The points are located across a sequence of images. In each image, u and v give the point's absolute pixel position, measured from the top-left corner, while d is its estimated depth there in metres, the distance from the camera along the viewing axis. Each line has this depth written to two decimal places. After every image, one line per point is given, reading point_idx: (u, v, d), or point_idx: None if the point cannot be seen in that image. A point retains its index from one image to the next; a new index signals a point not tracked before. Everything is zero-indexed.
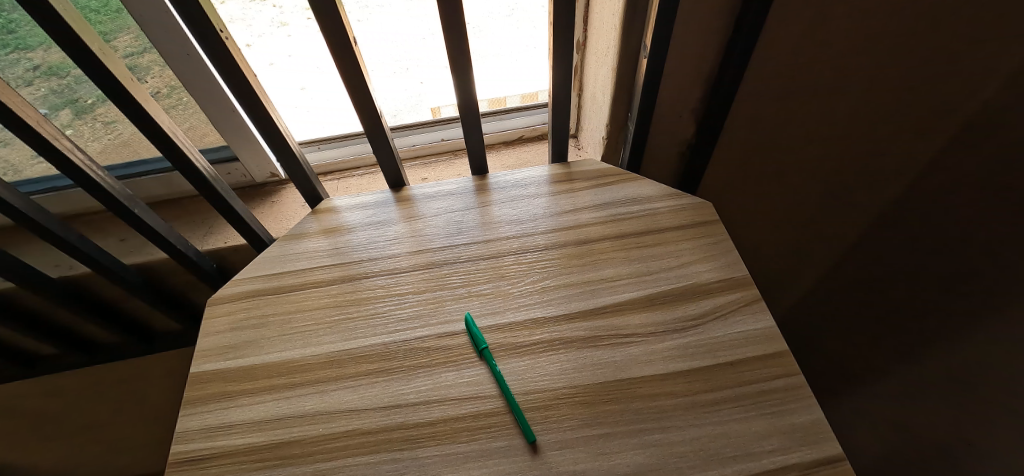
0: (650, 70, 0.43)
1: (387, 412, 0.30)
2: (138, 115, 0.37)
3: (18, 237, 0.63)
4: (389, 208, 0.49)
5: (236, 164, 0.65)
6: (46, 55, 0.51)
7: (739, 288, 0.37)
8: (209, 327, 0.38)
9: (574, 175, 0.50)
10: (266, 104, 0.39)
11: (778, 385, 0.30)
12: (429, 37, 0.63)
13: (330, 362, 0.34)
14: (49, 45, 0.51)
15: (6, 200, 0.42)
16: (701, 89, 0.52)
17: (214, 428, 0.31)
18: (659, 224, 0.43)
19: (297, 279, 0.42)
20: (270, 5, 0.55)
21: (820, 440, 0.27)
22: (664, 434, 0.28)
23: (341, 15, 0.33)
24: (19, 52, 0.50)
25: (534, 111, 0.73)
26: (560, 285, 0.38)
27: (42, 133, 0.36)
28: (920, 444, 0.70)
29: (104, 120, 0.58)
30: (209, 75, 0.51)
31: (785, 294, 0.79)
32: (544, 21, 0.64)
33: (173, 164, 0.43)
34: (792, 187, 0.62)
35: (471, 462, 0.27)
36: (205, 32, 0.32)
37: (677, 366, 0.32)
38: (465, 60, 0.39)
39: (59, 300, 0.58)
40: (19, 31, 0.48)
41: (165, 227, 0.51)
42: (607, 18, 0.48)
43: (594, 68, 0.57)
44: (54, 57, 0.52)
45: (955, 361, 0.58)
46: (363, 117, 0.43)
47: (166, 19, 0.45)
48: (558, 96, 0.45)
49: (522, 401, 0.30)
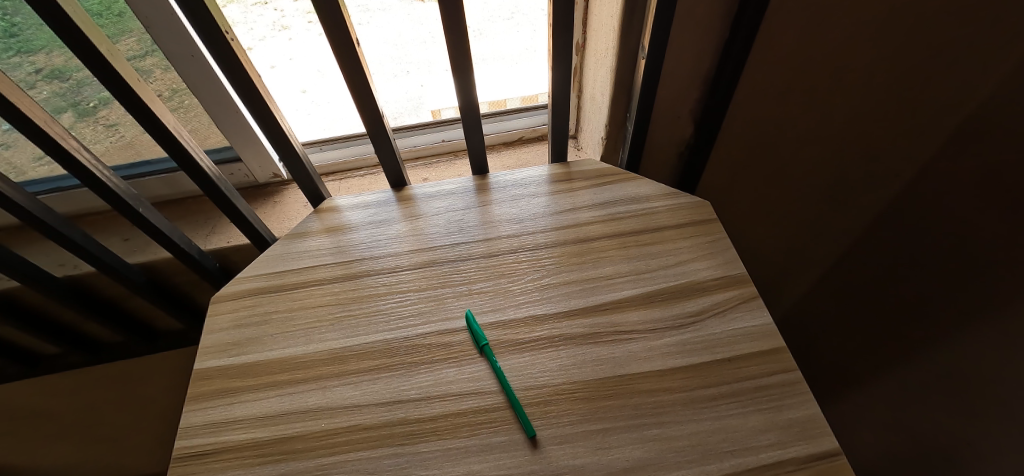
0: (649, 70, 0.43)
1: (389, 408, 0.31)
2: (144, 115, 0.38)
3: (23, 237, 0.63)
4: (391, 207, 0.49)
5: (239, 165, 0.66)
6: (49, 59, 0.52)
7: (737, 285, 0.37)
8: (213, 325, 0.39)
9: (573, 175, 0.51)
10: (270, 104, 0.40)
11: (776, 381, 0.31)
12: (429, 40, 0.64)
13: (333, 358, 0.35)
14: (52, 48, 0.51)
15: (14, 200, 0.42)
16: (700, 89, 0.53)
17: (218, 423, 0.31)
18: (657, 222, 0.44)
19: (300, 277, 0.42)
20: (271, 8, 0.56)
21: (816, 435, 0.28)
22: (662, 429, 0.28)
23: (345, 16, 0.34)
24: (22, 56, 0.50)
25: (533, 112, 0.74)
26: (559, 283, 0.39)
27: (49, 133, 0.37)
28: (918, 445, 0.71)
29: (107, 123, 0.59)
30: (213, 77, 0.52)
31: (784, 294, 0.80)
32: (544, 24, 0.65)
33: (178, 164, 0.44)
34: (790, 187, 0.63)
35: (472, 456, 0.28)
36: (211, 33, 0.32)
37: (675, 361, 0.32)
38: (466, 61, 0.40)
39: (63, 299, 0.58)
40: (22, 34, 0.49)
41: (168, 226, 0.51)
42: (606, 20, 0.49)
43: (593, 69, 0.57)
44: (58, 60, 0.52)
45: (950, 362, 0.59)
46: (366, 117, 0.43)
47: (171, 21, 0.46)
48: (558, 97, 0.46)
49: (522, 396, 0.31)
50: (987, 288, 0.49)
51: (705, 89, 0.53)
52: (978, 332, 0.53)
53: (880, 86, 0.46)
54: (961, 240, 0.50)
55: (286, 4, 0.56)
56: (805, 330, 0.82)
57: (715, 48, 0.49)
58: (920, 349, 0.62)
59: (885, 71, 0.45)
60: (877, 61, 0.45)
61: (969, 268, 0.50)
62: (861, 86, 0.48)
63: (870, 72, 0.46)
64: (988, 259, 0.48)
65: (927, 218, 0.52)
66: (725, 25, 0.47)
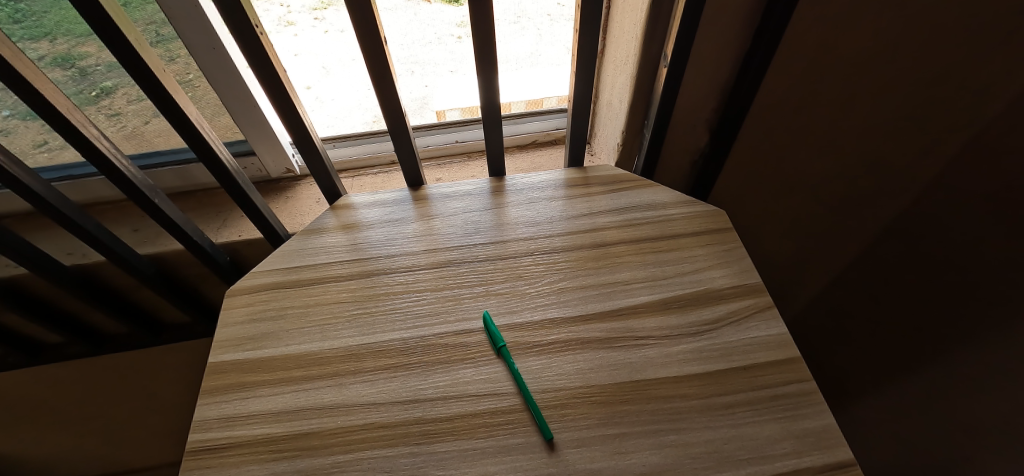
0: (670, 77, 0.44)
1: (405, 407, 0.31)
2: (166, 104, 0.38)
3: (33, 224, 0.63)
4: (406, 206, 0.49)
5: (252, 158, 0.66)
6: (52, 47, 0.51)
7: (751, 295, 0.38)
8: (227, 319, 0.39)
9: (589, 180, 0.51)
10: (294, 100, 0.40)
11: (792, 391, 0.31)
12: (436, 41, 0.64)
13: (349, 355, 0.35)
14: (54, 36, 0.50)
15: (29, 187, 0.42)
16: (715, 98, 0.54)
17: (232, 418, 0.31)
18: (674, 230, 0.44)
19: (316, 273, 0.42)
20: (277, 3, 0.58)
21: (833, 445, 0.28)
22: (678, 435, 0.29)
23: (374, 13, 0.34)
24: (26, 42, 0.50)
25: (549, 116, 0.75)
26: (576, 286, 0.39)
27: (71, 120, 0.36)
28: (923, 456, 0.71)
29: (108, 112, 0.58)
30: (232, 70, 0.52)
31: (791, 305, 0.80)
32: (551, 28, 0.66)
33: (198, 155, 0.43)
34: (801, 199, 0.63)
35: (489, 457, 0.28)
36: (242, 26, 0.32)
37: (692, 368, 0.32)
38: (491, 62, 0.40)
39: (69, 287, 0.57)
40: (25, 21, 0.48)
41: (182, 217, 0.51)
42: (627, 29, 0.50)
43: (612, 75, 0.58)
44: (60, 48, 0.51)
45: (956, 374, 0.59)
46: (387, 113, 0.43)
47: (194, 13, 0.46)
48: (578, 103, 0.46)
49: (539, 399, 0.31)
50: (990, 305, 0.50)
51: (722, 98, 0.54)
52: (983, 346, 0.54)
53: (894, 103, 0.47)
54: (968, 255, 0.50)
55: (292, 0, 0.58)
56: (811, 341, 0.82)
57: (732, 59, 0.50)
58: (928, 361, 0.62)
59: (901, 89, 0.45)
60: (888, 76, 0.45)
61: (975, 282, 0.51)
62: (873, 102, 0.48)
63: (883, 88, 0.46)
64: (1000, 274, 0.48)
65: (936, 231, 0.52)
66: (745, 34, 0.47)
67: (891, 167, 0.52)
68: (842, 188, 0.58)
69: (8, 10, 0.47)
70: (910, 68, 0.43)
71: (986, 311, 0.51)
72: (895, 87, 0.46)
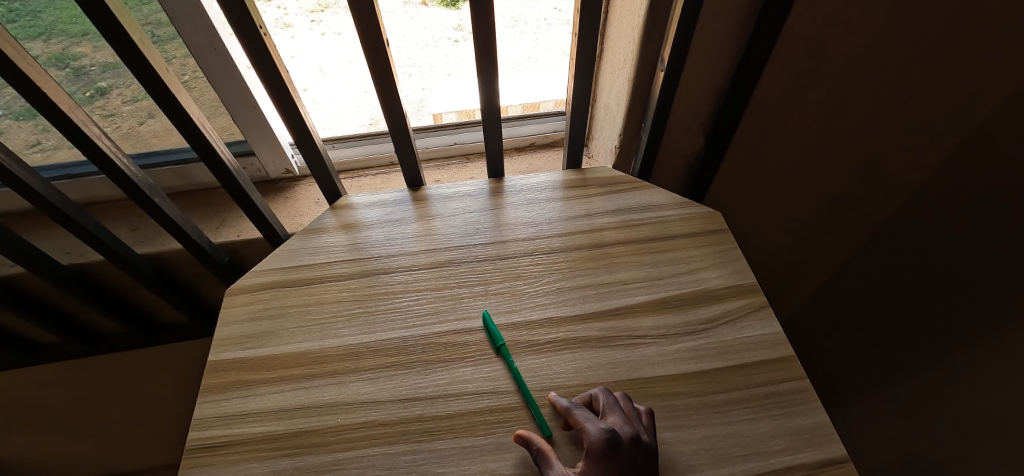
0: (667, 81, 0.45)
1: (405, 405, 0.31)
2: (168, 104, 0.38)
3: (30, 223, 0.63)
4: (406, 207, 0.49)
5: (252, 159, 0.66)
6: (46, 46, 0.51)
7: (747, 294, 0.38)
8: (227, 317, 0.39)
9: (588, 181, 0.52)
10: (296, 100, 0.40)
11: (786, 388, 0.32)
12: (432, 44, 0.65)
13: (349, 353, 0.35)
14: (47, 36, 0.50)
15: (28, 185, 0.42)
16: (711, 102, 0.55)
17: (232, 416, 0.31)
18: (670, 231, 0.45)
19: (316, 272, 0.42)
20: (274, 6, 0.57)
21: (826, 441, 0.28)
22: (675, 432, 0.29)
23: (376, 14, 0.34)
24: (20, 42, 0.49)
25: (545, 119, 0.76)
26: (574, 286, 0.39)
27: (73, 118, 0.36)
28: (917, 456, 0.72)
29: (103, 113, 0.58)
30: (233, 71, 0.52)
31: (786, 306, 0.81)
32: (546, 33, 0.67)
33: (199, 154, 0.43)
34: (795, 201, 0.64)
35: (488, 454, 0.28)
36: (245, 26, 0.33)
37: (688, 366, 0.33)
38: (491, 64, 0.40)
39: (66, 286, 0.57)
40: (19, 20, 0.48)
41: (181, 216, 0.51)
42: (625, 34, 0.51)
43: (609, 79, 0.59)
44: (54, 49, 0.51)
45: (947, 374, 0.60)
46: (388, 114, 0.44)
47: (196, 14, 0.46)
48: (576, 106, 0.47)
49: (538, 397, 0.31)
50: (979, 306, 0.51)
51: (718, 102, 0.55)
52: (973, 346, 0.55)
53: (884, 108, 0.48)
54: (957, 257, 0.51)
55: (289, 2, 0.58)
56: (806, 342, 0.83)
57: (728, 63, 0.51)
58: (921, 361, 0.63)
59: (890, 94, 0.47)
60: (879, 81, 0.46)
61: (965, 283, 0.52)
62: (864, 107, 0.49)
63: (873, 92, 0.47)
64: (989, 275, 0.49)
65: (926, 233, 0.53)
66: (740, 39, 0.48)
67: (882, 170, 0.53)
68: (835, 191, 0.59)
69: (2, 9, 0.47)
70: (900, 73, 0.44)
71: (976, 312, 0.52)
72: (885, 92, 0.47)
